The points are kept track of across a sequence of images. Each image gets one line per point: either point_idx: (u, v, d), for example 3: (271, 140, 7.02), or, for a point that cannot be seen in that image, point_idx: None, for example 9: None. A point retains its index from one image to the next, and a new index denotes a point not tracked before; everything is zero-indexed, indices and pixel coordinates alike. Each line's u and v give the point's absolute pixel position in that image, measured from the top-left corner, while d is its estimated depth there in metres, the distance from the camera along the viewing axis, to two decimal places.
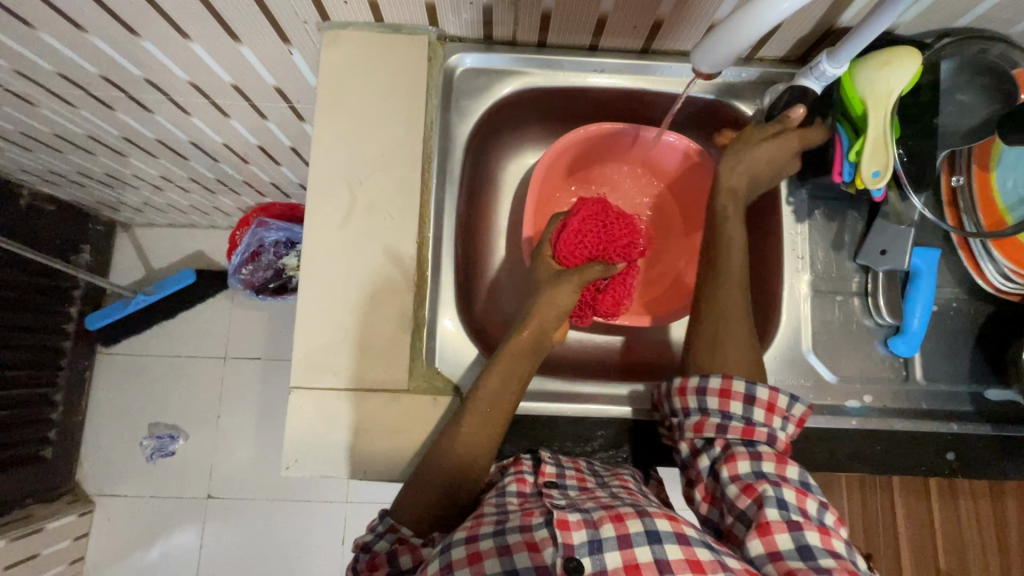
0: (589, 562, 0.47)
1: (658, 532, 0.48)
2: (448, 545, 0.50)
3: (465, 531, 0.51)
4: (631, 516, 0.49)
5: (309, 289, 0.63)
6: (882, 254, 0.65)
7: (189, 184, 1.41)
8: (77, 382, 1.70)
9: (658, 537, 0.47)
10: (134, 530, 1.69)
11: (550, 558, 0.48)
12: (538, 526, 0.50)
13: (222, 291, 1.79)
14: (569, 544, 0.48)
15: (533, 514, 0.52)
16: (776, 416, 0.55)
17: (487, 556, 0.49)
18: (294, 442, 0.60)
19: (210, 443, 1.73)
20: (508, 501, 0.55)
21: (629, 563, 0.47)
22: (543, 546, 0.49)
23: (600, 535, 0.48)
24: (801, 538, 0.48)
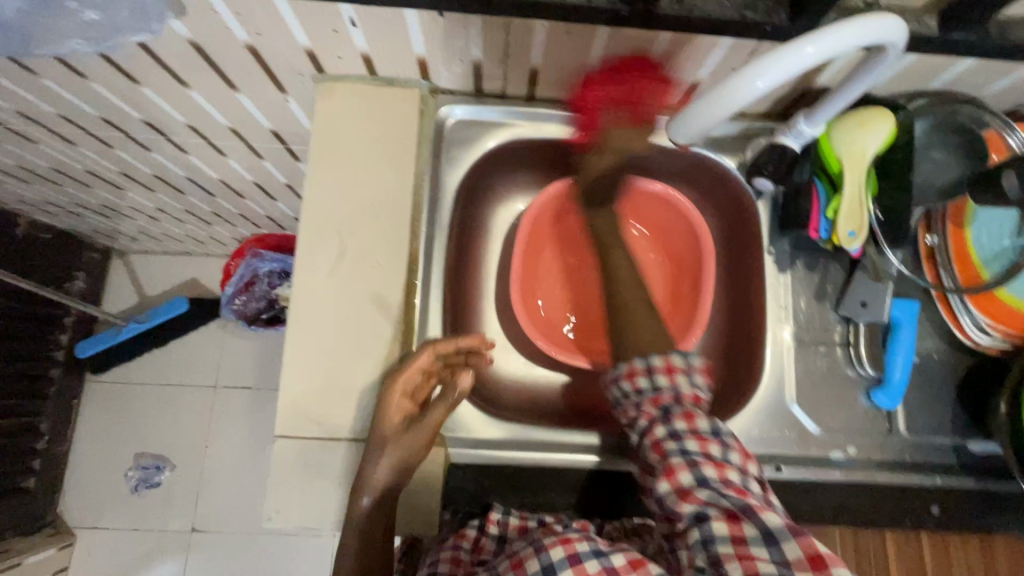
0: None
1: (552, 564, 0.49)
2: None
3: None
4: (529, 558, 0.51)
5: (297, 336, 0.63)
6: (862, 306, 0.66)
7: (185, 216, 1.42)
8: (64, 410, 1.68)
9: (552, 570, 0.49)
10: (115, 564, 1.65)
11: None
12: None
13: (215, 319, 1.79)
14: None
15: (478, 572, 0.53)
16: (709, 443, 0.53)
17: None
18: (275, 493, 0.60)
19: (196, 474, 1.70)
20: (442, 562, 0.58)
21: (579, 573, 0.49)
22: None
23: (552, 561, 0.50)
24: (762, 524, 0.47)
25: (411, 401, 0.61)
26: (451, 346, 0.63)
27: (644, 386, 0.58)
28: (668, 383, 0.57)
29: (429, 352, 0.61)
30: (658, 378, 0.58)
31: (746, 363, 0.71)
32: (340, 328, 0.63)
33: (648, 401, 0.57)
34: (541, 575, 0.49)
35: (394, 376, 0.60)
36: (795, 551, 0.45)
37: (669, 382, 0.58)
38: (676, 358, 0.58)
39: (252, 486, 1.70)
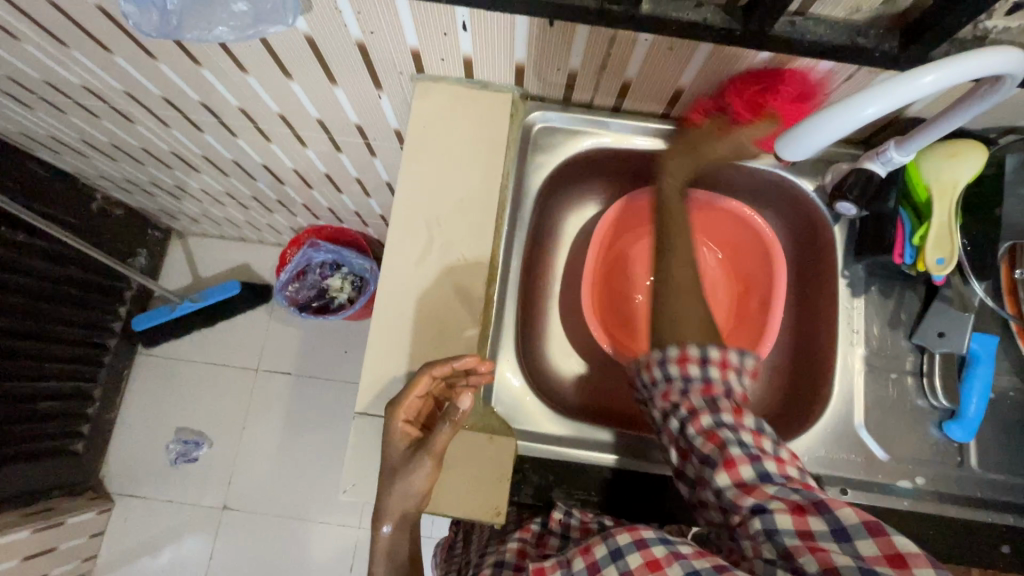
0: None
1: (619, 548, 0.48)
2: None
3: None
4: (597, 542, 0.49)
5: (382, 321, 0.66)
6: (940, 336, 0.66)
7: (250, 202, 1.48)
8: (116, 379, 1.75)
9: (619, 553, 0.47)
10: (149, 533, 1.70)
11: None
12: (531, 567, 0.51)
13: (263, 305, 1.85)
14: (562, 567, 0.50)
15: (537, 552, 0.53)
16: (763, 438, 0.54)
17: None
18: (354, 468, 0.64)
19: (232, 453, 1.75)
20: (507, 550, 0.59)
21: (651, 560, 0.47)
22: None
23: (618, 542, 0.48)
24: (835, 521, 0.45)
25: (414, 424, 0.62)
26: (446, 368, 0.60)
27: (694, 373, 0.58)
28: (719, 377, 0.58)
29: (425, 378, 0.60)
30: (711, 368, 0.58)
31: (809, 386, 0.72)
32: (424, 315, 0.66)
33: (693, 390, 0.58)
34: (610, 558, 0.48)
35: (393, 408, 0.60)
36: (870, 551, 0.43)
37: (718, 376, 0.58)
38: (694, 349, 0.59)
39: (284, 470, 1.74)
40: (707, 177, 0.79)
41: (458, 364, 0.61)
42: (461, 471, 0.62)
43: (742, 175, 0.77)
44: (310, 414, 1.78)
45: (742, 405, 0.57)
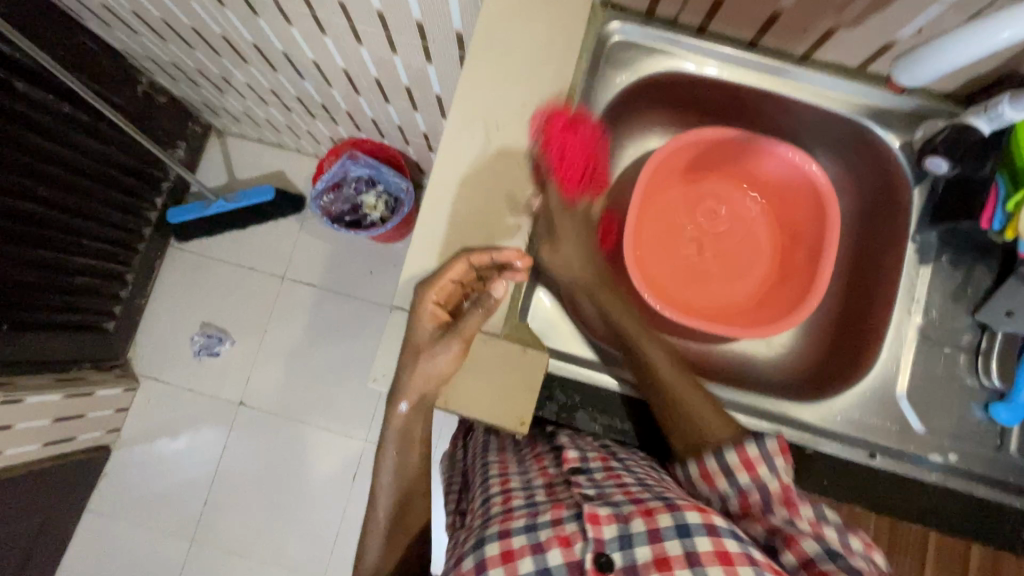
0: (620, 557, 0.53)
1: (689, 526, 0.53)
2: (481, 542, 0.56)
3: (498, 527, 0.57)
4: (661, 511, 0.54)
5: (430, 220, 0.65)
6: (1007, 315, 0.63)
7: (293, 103, 1.45)
8: (148, 268, 1.79)
9: (688, 531, 0.52)
10: (169, 416, 1.78)
11: (580, 553, 0.54)
12: (570, 520, 0.56)
13: (294, 214, 1.86)
14: (600, 540, 0.54)
15: (562, 507, 0.57)
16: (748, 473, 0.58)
17: (520, 555, 0.54)
18: (386, 360, 0.65)
19: (253, 353, 1.81)
20: (537, 492, 0.61)
21: (660, 556, 0.52)
22: (574, 542, 0.54)
23: (630, 530, 0.54)
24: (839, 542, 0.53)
25: (444, 309, 0.66)
26: (485, 258, 0.62)
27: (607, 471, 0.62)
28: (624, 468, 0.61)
29: (462, 263, 0.62)
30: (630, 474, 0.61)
31: (850, 349, 0.71)
32: (473, 221, 0.65)
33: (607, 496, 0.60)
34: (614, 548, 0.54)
35: (425, 286, 0.63)
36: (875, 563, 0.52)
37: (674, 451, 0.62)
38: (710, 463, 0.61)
39: (300, 376, 1.79)
40: (779, 122, 0.75)
41: (496, 256, 0.63)
42: (484, 360, 0.63)
43: (821, 123, 0.72)
44: (330, 327, 1.81)
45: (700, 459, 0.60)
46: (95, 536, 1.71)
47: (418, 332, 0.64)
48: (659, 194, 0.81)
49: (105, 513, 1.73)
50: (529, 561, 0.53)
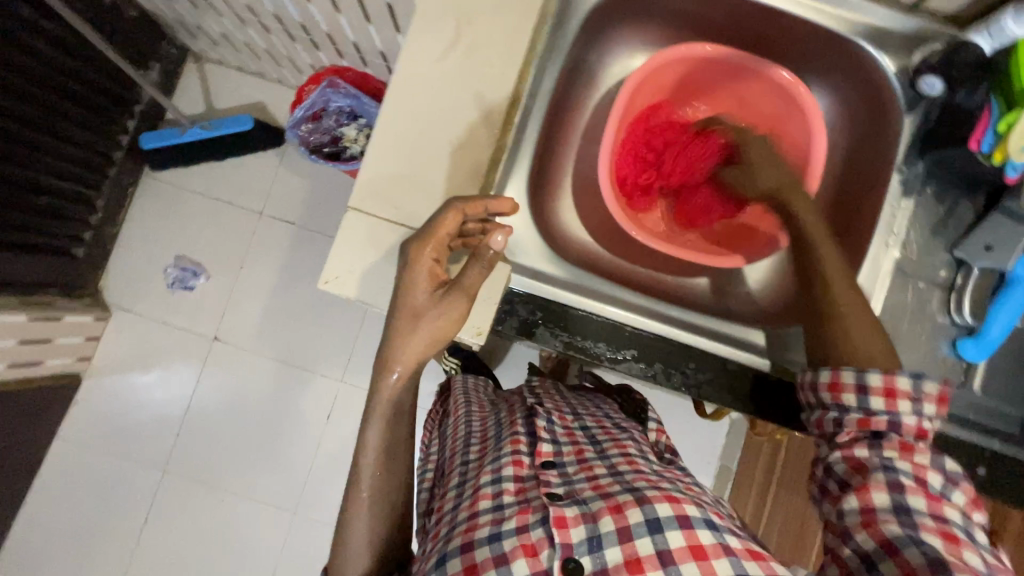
0: (588, 560, 0.52)
1: (658, 521, 0.52)
2: (444, 558, 0.55)
3: (461, 540, 0.56)
4: (631, 506, 0.54)
5: (395, 116, 0.61)
6: (985, 250, 0.62)
7: (271, 24, 1.36)
8: (120, 195, 1.73)
9: (659, 527, 0.52)
10: (141, 349, 1.76)
11: (547, 561, 0.53)
12: (534, 526, 0.55)
13: (274, 148, 1.79)
14: (568, 544, 0.53)
15: (528, 511, 0.56)
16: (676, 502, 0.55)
17: (482, 568, 0.53)
18: (337, 259, 0.60)
19: (228, 289, 1.77)
20: (506, 487, 0.60)
21: (629, 558, 0.51)
22: (541, 549, 0.53)
23: (599, 530, 0.53)
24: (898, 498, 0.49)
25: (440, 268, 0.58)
26: (480, 207, 0.58)
27: (530, 478, 0.62)
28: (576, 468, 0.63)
29: (455, 215, 0.57)
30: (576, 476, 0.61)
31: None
32: (440, 120, 0.61)
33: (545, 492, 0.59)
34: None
35: (422, 243, 0.56)
36: (927, 522, 0.47)
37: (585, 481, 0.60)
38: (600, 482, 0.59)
39: (276, 314, 1.76)
40: (773, 44, 0.72)
41: (494, 206, 0.58)
42: None
43: (817, 44, 0.69)
44: (308, 265, 1.78)
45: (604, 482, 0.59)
46: (66, 463, 1.70)
47: (415, 296, 0.56)
48: (638, 119, 0.78)
49: (76, 441, 1.72)
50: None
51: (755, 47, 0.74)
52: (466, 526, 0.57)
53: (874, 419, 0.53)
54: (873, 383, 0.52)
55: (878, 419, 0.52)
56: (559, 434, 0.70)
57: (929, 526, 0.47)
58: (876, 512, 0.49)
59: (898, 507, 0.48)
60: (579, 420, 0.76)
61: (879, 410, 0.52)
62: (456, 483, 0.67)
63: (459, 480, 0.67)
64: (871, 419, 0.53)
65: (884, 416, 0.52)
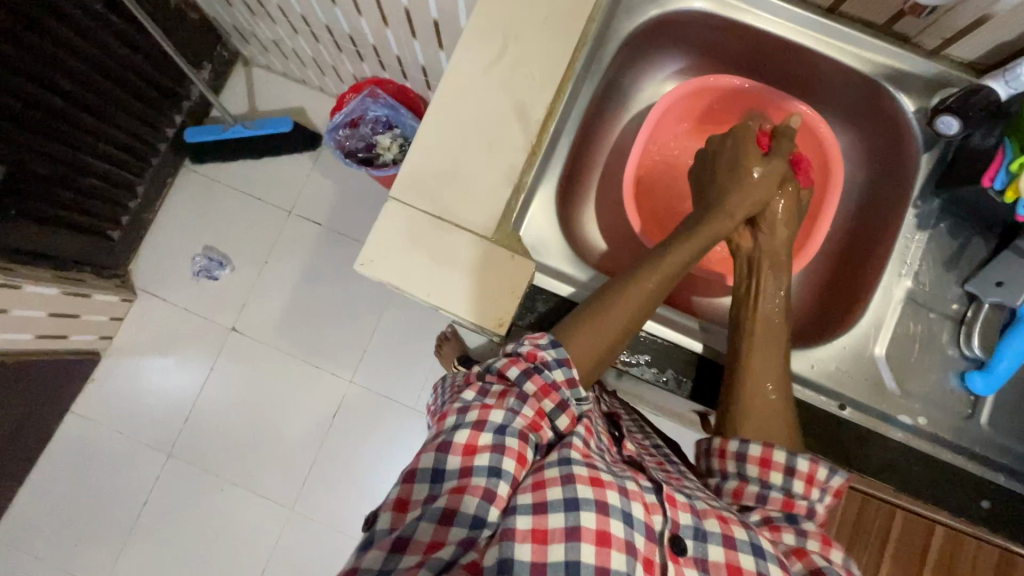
0: (692, 544, 0.49)
1: (762, 549, 0.50)
2: (568, 455, 0.50)
3: (581, 453, 0.51)
4: (736, 523, 0.51)
5: (440, 117, 0.65)
6: (997, 285, 0.65)
7: (322, 34, 1.44)
8: (159, 185, 1.81)
9: (764, 552, 0.49)
10: (161, 333, 1.80)
11: (660, 526, 0.49)
12: (648, 491, 0.51)
13: (309, 151, 1.87)
14: (677, 522, 0.50)
15: (640, 477, 0.53)
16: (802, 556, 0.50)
17: (608, 486, 0.48)
18: (374, 244, 0.63)
19: (251, 282, 1.82)
20: (607, 450, 0.57)
21: (732, 564, 0.49)
22: (654, 511, 0.50)
23: (705, 526, 0.50)
24: (757, 540, 0.50)
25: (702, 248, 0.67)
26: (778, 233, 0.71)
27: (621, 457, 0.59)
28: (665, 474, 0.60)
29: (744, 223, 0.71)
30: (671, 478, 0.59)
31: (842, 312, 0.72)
32: (482, 124, 0.65)
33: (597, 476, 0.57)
34: (496, 569, 0.44)
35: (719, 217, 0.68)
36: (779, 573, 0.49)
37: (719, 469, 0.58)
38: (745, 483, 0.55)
39: (294, 311, 1.81)
40: (800, 75, 0.75)
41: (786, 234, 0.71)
42: (479, 260, 0.63)
43: (843, 83, 0.73)
44: (330, 265, 1.83)
45: (739, 484, 0.56)
46: (76, 438, 1.74)
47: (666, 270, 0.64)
48: (665, 138, 0.82)
49: (88, 418, 1.75)
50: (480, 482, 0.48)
51: (783, 82, 0.78)
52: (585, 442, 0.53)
53: (796, 501, 0.54)
54: (801, 466, 0.54)
55: (799, 503, 0.54)
56: (640, 449, 0.67)
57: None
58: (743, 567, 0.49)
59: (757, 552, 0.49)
60: (651, 438, 0.73)
61: (800, 494, 0.54)
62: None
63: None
64: (792, 501, 0.54)
65: (804, 501, 0.54)
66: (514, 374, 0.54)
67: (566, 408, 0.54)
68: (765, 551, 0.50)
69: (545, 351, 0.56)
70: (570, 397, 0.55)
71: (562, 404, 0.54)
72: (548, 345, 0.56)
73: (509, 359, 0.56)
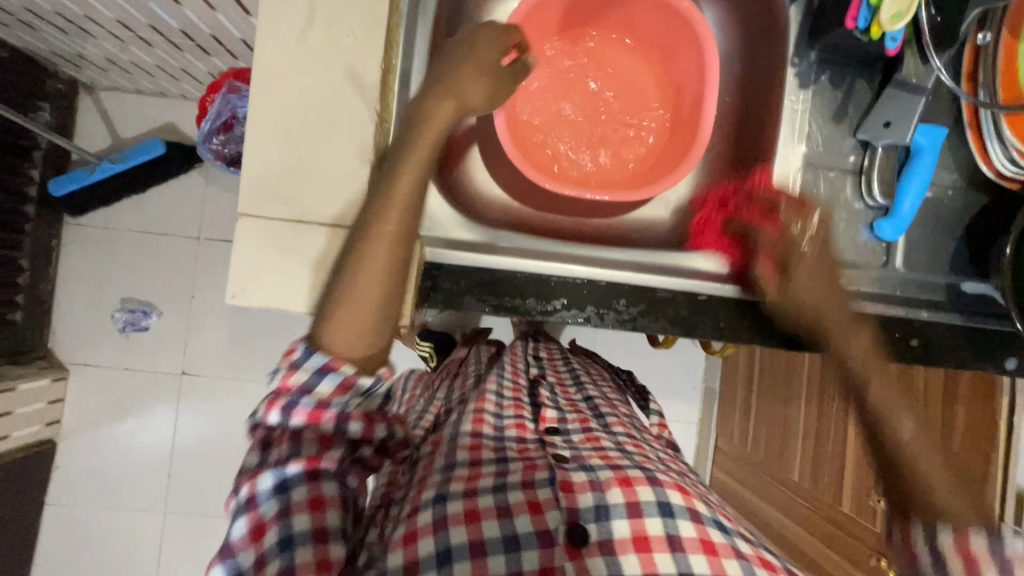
0: (595, 527, 0.54)
1: (671, 503, 0.55)
2: (443, 495, 0.56)
3: (463, 485, 0.57)
4: (640, 483, 0.56)
5: (265, 108, 0.57)
6: (885, 126, 0.64)
7: (151, 37, 1.27)
8: (44, 250, 1.65)
9: (672, 512, 0.54)
10: (110, 400, 1.71)
11: (552, 522, 0.54)
12: (543, 486, 0.56)
13: (195, 168, 1.71)
14: (575, 509, 0.55)
15: (535, 468, 0.59)
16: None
17: (484, 513, 0.55)
18: (239, 272, 0.57)
19: (184, 321, 1.72)
20: (509, 447, 0.63)
21: (638, 534, 0.53)
22: (546, 509, 0.55)
23: (607, 500, 0.55)
24: (663, 495, 0.56)
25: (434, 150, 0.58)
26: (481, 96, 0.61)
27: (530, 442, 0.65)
28: (579, 437, 0.66)
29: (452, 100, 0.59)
30: (580, 446, 0.64)
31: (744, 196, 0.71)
32: (314, 104, 0.58)
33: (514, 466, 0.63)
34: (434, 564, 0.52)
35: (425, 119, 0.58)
36: (687, 531, 0.54)
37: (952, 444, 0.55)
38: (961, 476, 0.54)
39: (239, 337, 1.72)
40: None
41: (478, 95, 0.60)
42: None
43: None
44: None
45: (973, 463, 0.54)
46: (63, 527, 1.68)
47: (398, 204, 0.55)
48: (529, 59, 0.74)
49: (67, 504, 1.69)
50: (277, 525, 0.53)
51: None
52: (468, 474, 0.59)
53: None
54: None
55: None
56: (563, 408, 0.74)
57: (688, 537, 0.53)
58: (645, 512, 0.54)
59: (662, 506, 0.55)
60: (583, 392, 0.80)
61: None
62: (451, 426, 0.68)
63: (453, 422, 0.68)
64: None
65: None
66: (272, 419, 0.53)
67: (354, 416, 0.54)
68: (672, 507, 0.55)
69: (299, 375, 0.53)
70: (344, 405, 0.53)
71: (342, 417, 0.53)
72: (297, 365, 0.53)
73: (266, 404, 0.54)
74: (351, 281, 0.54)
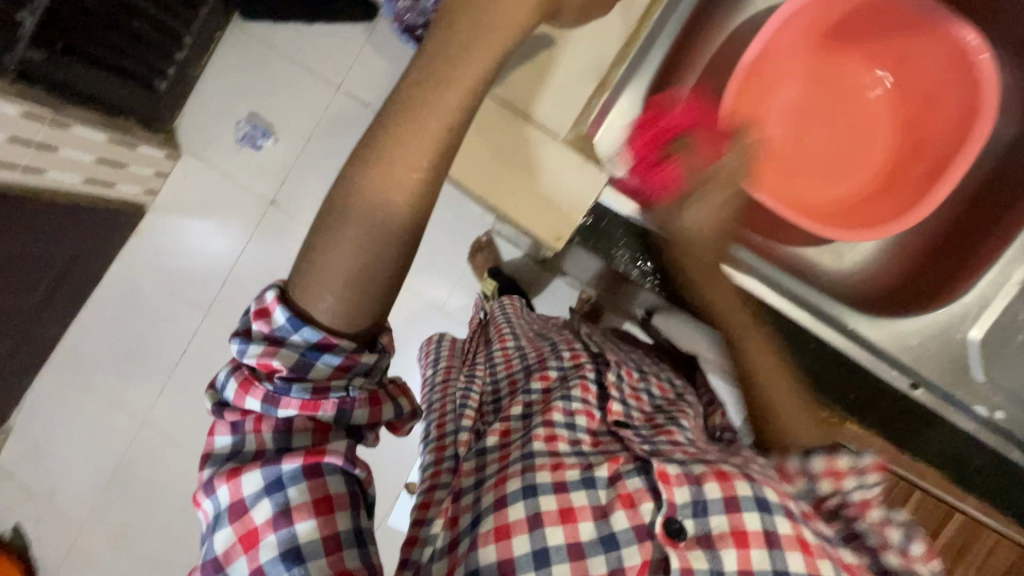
0: (691, 521, 0.59)
1: (768, 501, 0.58)
2: (535, 488, 0.60)
3: (552, 476, 0.61)
4: (737, 478, 0.59)
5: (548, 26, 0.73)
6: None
7: None
8: (207, 38, 1.72)
9: (770, 508, 0.58)
10: (203, 196, 1.80)
11: (646, 515, 0.59)
12: (635, 479, 0.61)
13: (364, 22, 1.72)
14: (673, 504, 0.59)
15: (621, 462, 0.63)
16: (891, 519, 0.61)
17: (578, 511, 0.59)
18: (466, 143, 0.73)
19: (293, 157, 1.78)
20: (582, 439, 0.66)
21: (736, 528, 0.58)
22: (644, 500, 0.60)
23: (704, 496, 0.59)
24: (759, 492, 0.58)
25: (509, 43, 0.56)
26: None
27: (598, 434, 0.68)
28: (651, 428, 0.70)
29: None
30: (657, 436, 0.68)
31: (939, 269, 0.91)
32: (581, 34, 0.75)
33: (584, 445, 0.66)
34: (534, 558, 0.58)
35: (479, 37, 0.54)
36: (780, 522, 0.57)
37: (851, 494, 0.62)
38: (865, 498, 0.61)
39: None
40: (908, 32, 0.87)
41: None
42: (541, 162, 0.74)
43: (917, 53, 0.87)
44: None
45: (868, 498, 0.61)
46: (121, 284, 1.82)
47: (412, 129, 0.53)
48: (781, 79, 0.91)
49: (132, 267, 1.82)
50: (275, 531, 0.51)
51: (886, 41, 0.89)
52: (550, 465, 0.62)
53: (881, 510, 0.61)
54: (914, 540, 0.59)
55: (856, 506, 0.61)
56: (627, 389, 0.75)
57: (780, 528, 0.57)
58: (741, 504, 0.58)
59: (759, 499, 0.58)
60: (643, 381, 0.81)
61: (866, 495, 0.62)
62: (520, 411, 0.72)
63: (524, 417, 0.70)
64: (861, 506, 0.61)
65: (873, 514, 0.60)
66: (253, 404, 0.51)
67: (358, 401, 0.52)
68: (764, 501, 0.58)
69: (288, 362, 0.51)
70: (344, 390, 0.52)
71: (343, 404, 0.52)
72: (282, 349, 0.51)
73: (246, 391, 0.51)
74: (327, 252, 0.52)
